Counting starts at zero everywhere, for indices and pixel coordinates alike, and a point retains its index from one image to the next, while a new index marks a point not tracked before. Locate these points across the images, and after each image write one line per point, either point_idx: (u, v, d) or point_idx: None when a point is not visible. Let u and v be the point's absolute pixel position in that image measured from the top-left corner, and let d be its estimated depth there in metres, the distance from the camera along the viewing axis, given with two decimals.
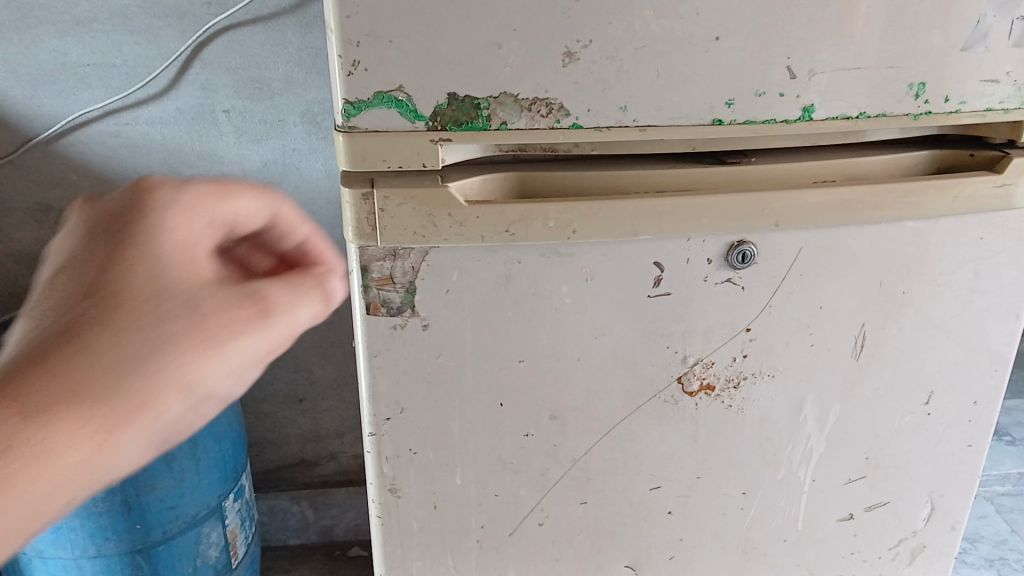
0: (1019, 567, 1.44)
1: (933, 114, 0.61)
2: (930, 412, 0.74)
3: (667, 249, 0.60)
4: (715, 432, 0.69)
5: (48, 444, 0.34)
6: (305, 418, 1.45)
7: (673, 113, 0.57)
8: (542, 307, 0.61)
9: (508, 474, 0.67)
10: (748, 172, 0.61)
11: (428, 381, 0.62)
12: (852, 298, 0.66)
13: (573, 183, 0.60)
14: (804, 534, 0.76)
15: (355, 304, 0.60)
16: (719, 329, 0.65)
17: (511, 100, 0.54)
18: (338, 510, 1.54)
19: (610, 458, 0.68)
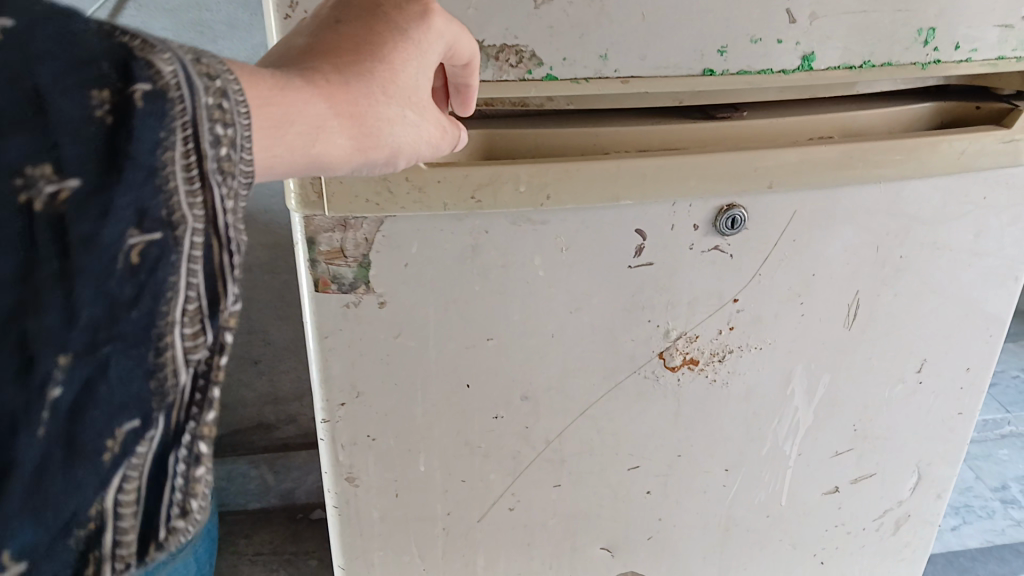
0: (983, 514, 1.40)
1: (942, 62, 0.55)
2: (922, 381, 0.69)
3: (649, 215, 0.55)
4: (698, 407, 0.64)
5: (326, 136, 0.35)
6: (261, 380, 1.39)
7: (659, 63, 0.50)
8: (511, 280, 0.55)
9: (476, 458, 0.62)
10: (734, 126, 0.56)
11: (387, 363, 0.56)
12: (846, 264, 0.61)
13: (545, 142, 0.54)
14: (788, 509, 0.73)
15: (302, 280, 0.54)
16: (705, 300, 0.59)
17: (476, 47, 0.48)
18: (299, 473, 1.48)
19: (587, 436, 0.63)
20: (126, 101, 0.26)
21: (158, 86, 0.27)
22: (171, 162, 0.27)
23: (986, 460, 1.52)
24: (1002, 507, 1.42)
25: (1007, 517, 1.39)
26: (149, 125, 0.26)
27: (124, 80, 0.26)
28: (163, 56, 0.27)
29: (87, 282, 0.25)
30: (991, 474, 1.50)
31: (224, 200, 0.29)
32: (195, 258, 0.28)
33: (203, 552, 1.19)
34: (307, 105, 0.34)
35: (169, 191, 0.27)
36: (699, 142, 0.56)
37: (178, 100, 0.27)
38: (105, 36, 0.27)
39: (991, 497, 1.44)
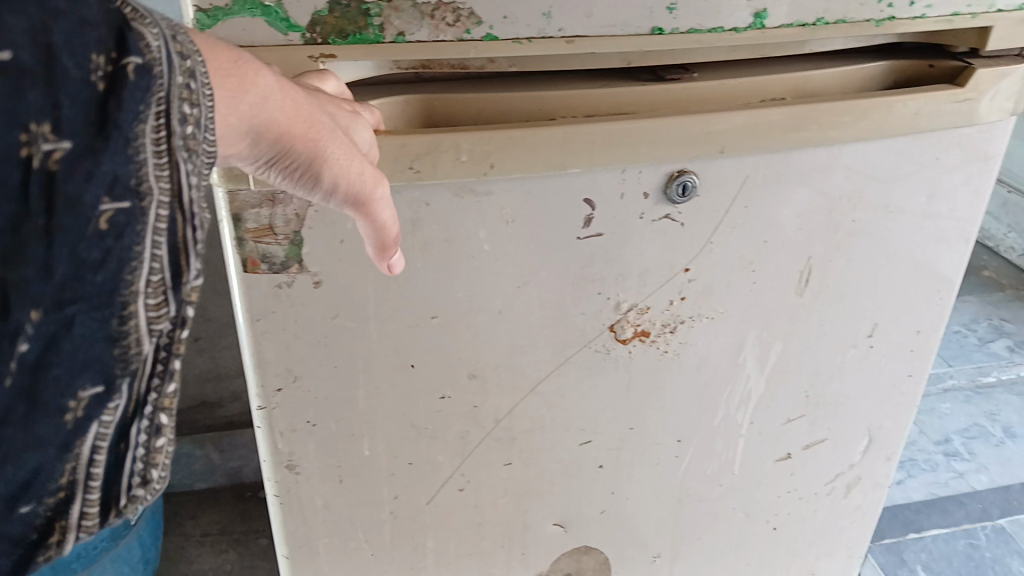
0: (928, 467, 1.43)
1: (896, 19, 0.53)
2: (875, 345, 0.68)
3: (598, 182, 0.52)
4: (650, 379, 0.62)
5: (272, 106, 0.35)
6: (202, 357, 1.36)
7: (605, 21, 0.47)
8: (455, 255, 0.52)
9: (422, 441, 0.60)
10: (686, 87, 0.53)
11: (326, 344, 0.53)
12: (799, 228, 0.59)
13: (487, 108, 0.51)
14: (740, 477, 0.72)
15: (230, 261, 0.50)
16: (657, 271, 0.57)
17: (410, 4, 0.44)
18: (246, 451, 1.44)
19: (536, 411, 0.61)
20: (117, 72, 0.27)
21: (147, 61, 0.28)
22: (143, 135, 0.28)
23: (931, 413, 1.55)
24: (945, 460, 1.44)
25: (950, 470, 1.42)
26: (134, 97, 0.27)
27: (119, 50, 0.27)
28: (150, 27, 0.28)
29: (65, 243, 0.27)
30: (935, 428, 1.52)
31: (190, 176, 0.30)
32: (160, 231, 0.29)
33: (150, 536, 1.12)
34: (258, 68, 0.34)
35: (135, 160, 0.28)
36: (650, 105, 0.53)
37: (160, 76, 0.28)
38: (106, 3, 0.28)
39: (935, 451, 1.47)
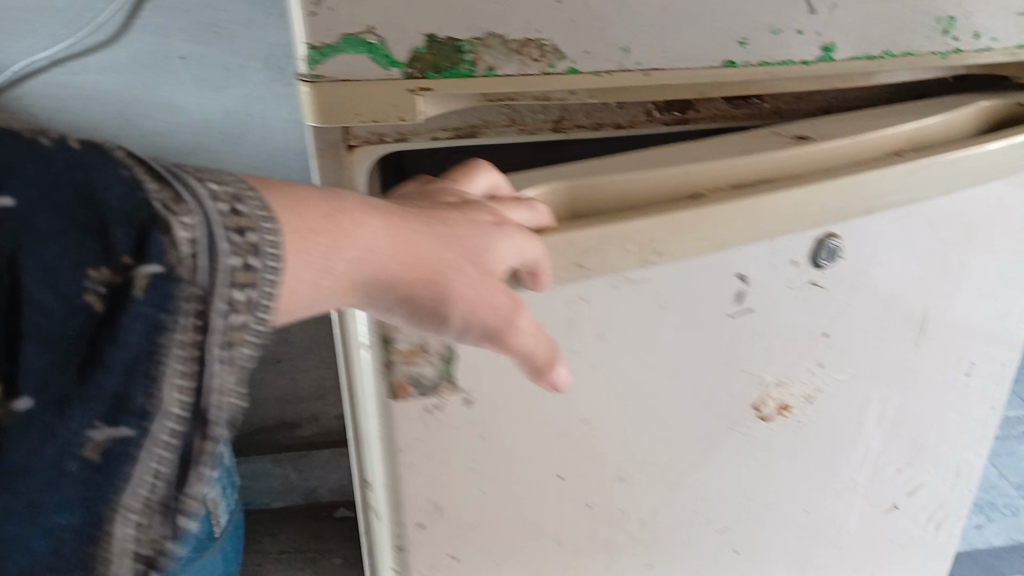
0: None
1: (961, 52, 0.56)
2: (968, 373, 0.74)
3: (749, 259, 0.56)
4: (780, 435, 0.69)
5: (376, 258, 0.38)
6: (283, 379, 1.42)
7: (679, 55, 0.51)
8: (608, 338, 0.56)
9: (580, 510, 0.66)
10: (807, 146, 0.56)
11: (471, 461, 0.59)
12: (914, 281, 0.64)
13: (631, 191, 0.53)
14: (849, 514, 0.79)
15: (378, 389, 0.55)
16: (790, 329, 0.62)
17: (498, 42, 0.48)
18: (322, 471, 1.51)
19: (662, 479, 0.67)
20: (125, 282, 0.31)
21: (169, 266, 0.31)
22: (150, 352, 0.32)
23: None
24: None
25: None
26: (140, 306, 0.31)
27: (135, 256, 0.31)
28: (183, 218, 0.32)
29: (49, 452, 0.32)
30: None
31: (214, 384, 0.34)
32: (156, 457, 0.34)
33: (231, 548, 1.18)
34: (361, 224, 0.38)
35: (145, 386, 0.33)
36: (779, 172, 0.56)
37: (179, 283, 0.32)
38: (129, 192, 0.31)
39: None
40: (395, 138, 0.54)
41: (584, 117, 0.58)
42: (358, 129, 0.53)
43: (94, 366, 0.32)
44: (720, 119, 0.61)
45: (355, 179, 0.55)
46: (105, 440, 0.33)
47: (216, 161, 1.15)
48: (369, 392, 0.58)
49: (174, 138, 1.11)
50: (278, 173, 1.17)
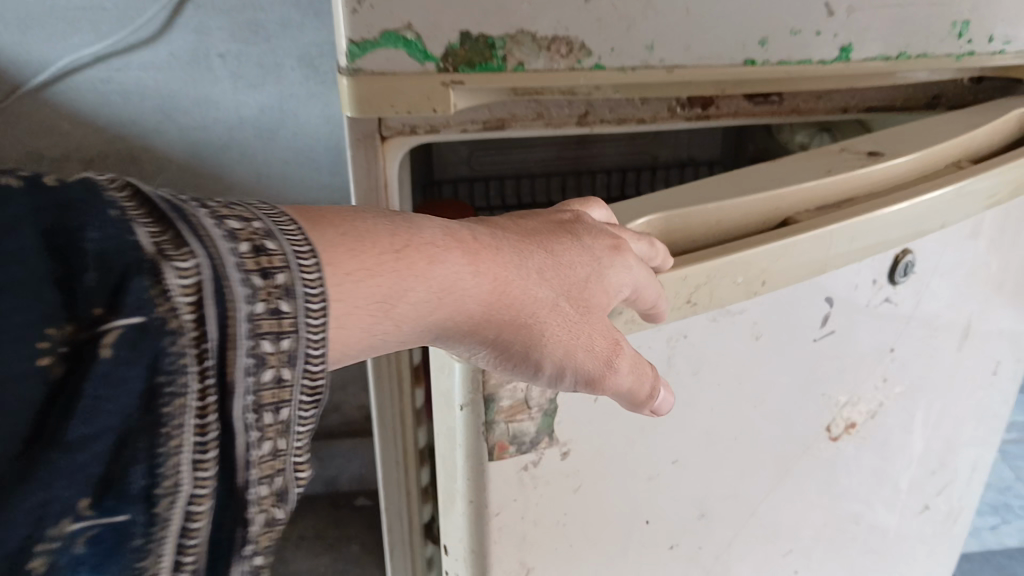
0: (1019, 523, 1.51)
1: (975, 54, 0.59)
2: (995, 373, 0.79)
3: (838, 284, 0.58)
4: (849, 458, 0.71)
5: (465, 302, 0.40)
6: None
7: (702, 54, 0.53)
8: (705, 376, 0.56)
9: (664, 558, 0.64)
10: (879, 168, 0.58)
11: (563, 517, 0.55)
12: (965, 291, 0.68)
13: (723, 221, 0.54)
14: (893, 527, 0.82)
15: (472, 451, 0.50)
16: (868, 350, 0.65)
17: (529, 38, 0.50)
18: (343, 461, 1.56)
19: (741, 513, 0.67)
20: (93, 340, 0.27)
21: (156, 317, 0.28)
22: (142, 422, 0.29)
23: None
24: None
25: None
26: (116, 364, 0.27)
27: (111, 308, 0.27)
28: (182, 264, 0.28)
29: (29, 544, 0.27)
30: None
31: (245, 436, 0.32)
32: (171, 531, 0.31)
33: None
34: (447, 266, 0.39)
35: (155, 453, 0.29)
36: (858, 197, 0.58)
37: (180, 333, 0.28)
38: (107, 240, 0.27)
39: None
40: (426, 130, 0.56)
41: (608, 112, 0.60)
42: (389, 122, 0.56)
43: (62, 451, 0.27)
44: (740, 116, 0.63)
45: (385, 168, 0.58)
46: (89, 527, 0.29)
47: (248, 155, 1.20)
48: (448, 466, 0.53)
49: (210, 132, 1.18)
50: (307, 167, 1.23)
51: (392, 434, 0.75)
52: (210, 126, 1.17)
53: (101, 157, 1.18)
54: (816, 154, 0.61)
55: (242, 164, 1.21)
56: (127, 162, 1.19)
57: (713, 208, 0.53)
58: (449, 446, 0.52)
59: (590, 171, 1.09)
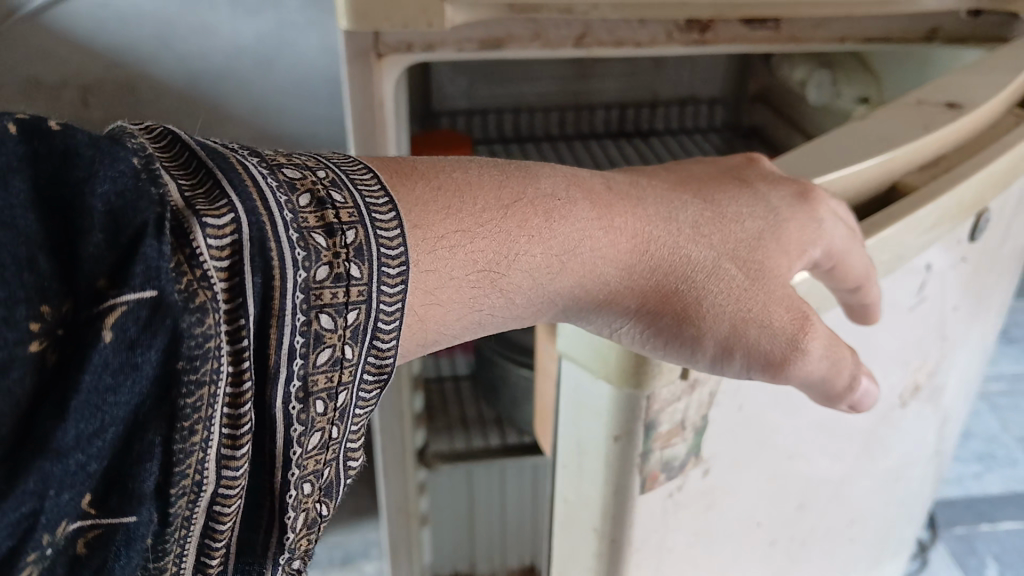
0: (1005, 463, 1.58)
1: None
2: (1003, 315, 0.79)
3: (934, 250, 0.56)
4: (909, 427, 0.71)
5: (595, 263, 0.41)
6: None
7: None
8: None
9: (761, 552, 0.63)
10: (967, 123, 0.55)
11: (687, 527, 0.53)
12: (1005, 243, 0.67)
13: (847, 191, 0.50)
14: (921, 482, 0.83)
15: (631, 488, 0.48)
16: (942, 315, 0.63)
17: None
18: None
19: (828, 498, 0.66)
20: (99, 319, 0.27)
21: (178, 293, 0.28)
22: (155, 404, 0.29)
23: (1017, 413, 1.68)
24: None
25: None
26: (123, 345, 0.27)
27: (117, 285, 0.27)
28: (217, 227, 0.29)
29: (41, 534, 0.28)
30: (1017, 425, 1.66)
31: (285, 407, 0.34)
32: (194, 503, 0.33)
33: None
34: (575, 223, 0.41)
35: (177, 434, 0.30)
36: (947, 155, 0.56)
37: (203, 310, 0.29)
38: (132, 214, 0.27)
39: (1014, 447, 1.62)
40: (423, 48, 0.57)
41: (606, 35, 0.60)
42: (386, 37, 0.56)
43: (54, 455, 0.27)
44: (737, 42, 0.63)
45: (381, 84, 0.58)
46: (92, 527, 0.30)
47: None
48: (581, 497, 0.50)
49: None
50: None
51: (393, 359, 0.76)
52: None
53: None
54: (897, 107, 0.56)
55: None
56: None
57: (844, 182, 0.49)
58: (583, 473, 0.49)
59: (589, 106, 1.09)
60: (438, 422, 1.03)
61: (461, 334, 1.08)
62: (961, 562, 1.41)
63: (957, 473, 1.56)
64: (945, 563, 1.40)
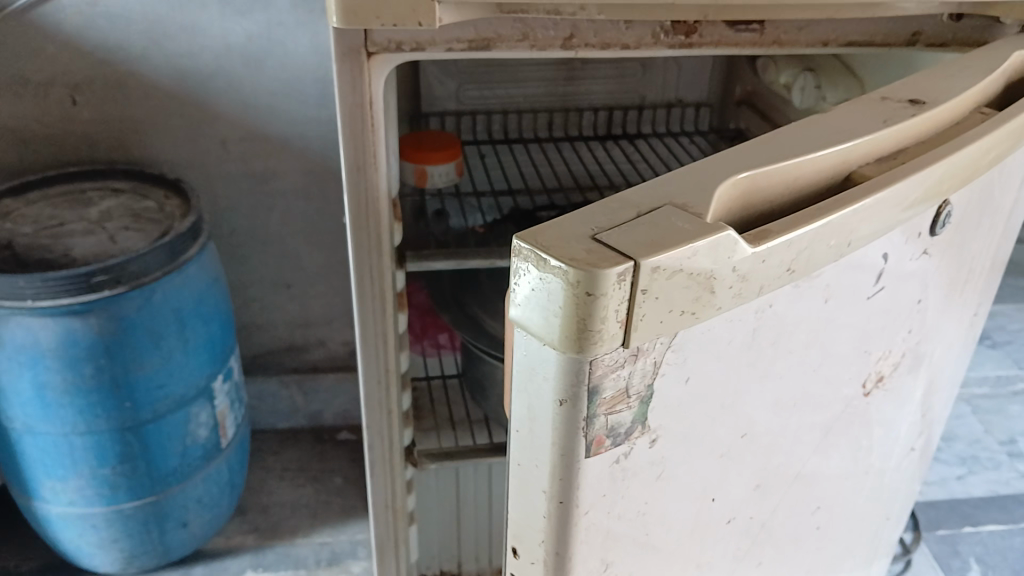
0: (989, 466, 1.60)
1: None
2: (978, 314, 0.79)
3: (897, 238, 0.56)
4: (874, 417, 0.70)
5: None
6: (293, 304, 1.57)
7: None
8: (779, 349, 0.52)
9: (719, 533, 0.61)
10: (927, 119, 0.56)
11: (642, 503, 0.51)
12: (974, 241, 0.67)
13: (800, 176, 0.49)
14: (892, 479, 0.83)
15: (573, 454, 0.45)
16: (904, 306, 0.63)
17: None
18: (327, 395, 1.67)
19: (789, 477, 0.64)
20: None
21: None
22: None
23: (998, 415, 1.72)
24: (1007, 460, 1.62)
25: (1012, 469, 1.60)
26: None
27: None
28: None
29: None
30: (1001, 428, 1.69)
31: None
32: None
33: (237, 463, 1.44)
34: None
35: None
36: (908, 149, 0.56)
37: None
38: None
39: (997, 450, 1.64)
40: (412, 48, 0.58)
41: (593, 36, 0.61)
42: (375, 36, 0.57)
43: None
44: (722, 45, 0.65)
45: (370, 84, 0.59)
46: None
47: (235, 83, 1.33)
48: (530, 462, 0.47)
49: (198, 59, 1.30)
50: (294, 97, 1.35)
51: (375, 352, 0.76)
52: (197, 52, 1.29)
53: (88, 82, 1.30)
54: (856, 105, 0.57)
55: (228, 93, 1.33)
56: (116, 86, 1.31)
57: (795, 166, 0.48)
58: (533, 439, 0.46)
59: (577, 108, 1.10)
60: (426, 421, 1.05)
61: (449, 333, 1.16)
62: (943, 563, 1.41)
63: (941, 476, 1.58)
64: (929, 565, 1.40)
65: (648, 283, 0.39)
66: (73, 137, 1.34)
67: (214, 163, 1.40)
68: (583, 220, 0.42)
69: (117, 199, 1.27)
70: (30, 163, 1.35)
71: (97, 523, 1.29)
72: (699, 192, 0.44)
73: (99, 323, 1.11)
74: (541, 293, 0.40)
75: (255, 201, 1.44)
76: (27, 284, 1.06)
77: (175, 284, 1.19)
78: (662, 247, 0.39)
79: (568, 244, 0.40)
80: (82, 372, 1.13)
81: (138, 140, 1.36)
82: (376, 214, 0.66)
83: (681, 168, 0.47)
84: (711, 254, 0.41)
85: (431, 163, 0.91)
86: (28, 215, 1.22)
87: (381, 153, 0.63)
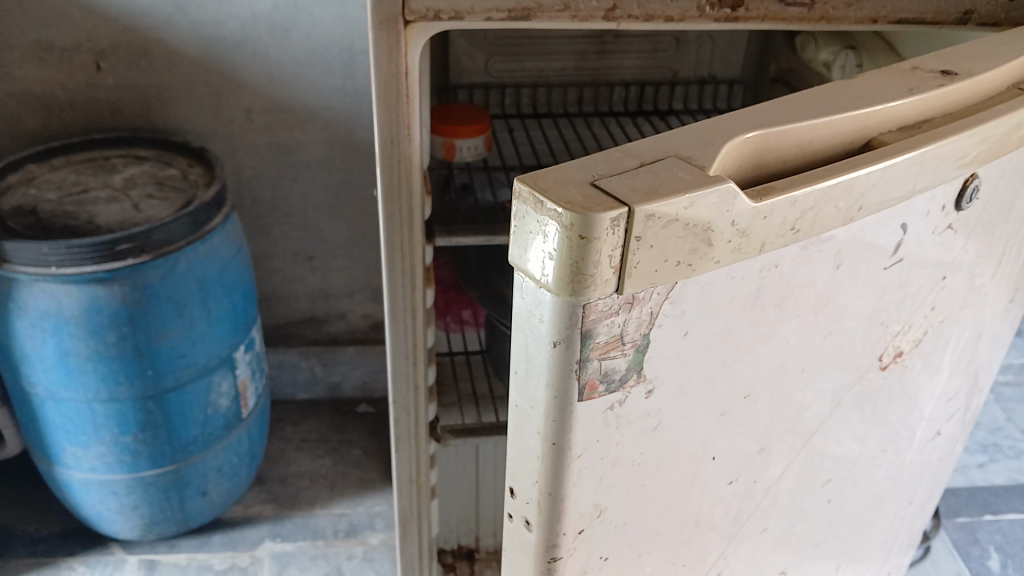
0: (1011, 454, 1.59)
1: None
2: (1013, 300, 0.77)
3: (915, 207, 0.54)
4: (889, 395, 0.69)
5: None
6: (315, 276, 1.56)
7: None
8: (787, 311, 0.51)
9: (722, 498, 0.60)
10: (957, 89, 0.54)
11: (638, 456, 0.50)
12: (1009, 221, 0.65)
13: (817, 138, 0.48)
14: (910, 463, 0.81)
15: (565, 395, 0.44)
16: (926, 280, 0.62)
17: None
18: (345, 367, 1.67)
19: (797, 443, 0.63)
20: None
21: None
22: None
23: (1021, 404, 1.71)
24: None
25: None
26: None
27: None
28: None
29: None
30: None
31: None
32: None
33: (258, 433, 1.44)
34: None
35: None
36: (935, 119, 0.54)
37: None
38: None
39: (1020, 438, 1.63)
40: (450, 17, 0.57)
41: (636, 7, 0.59)
42: (413, 4, 0.56)
43: None
44: (769, 19, 0.63)
45: (406, 56, 0.58)
46: None
47: (261, 52, 1.31)
48: (527, 403, 0.46)
49: (223, 27, 1.29)
50: (320, 68, 1.34)
51: (403, 325, 0.75)
52: (224, 20, 1.28)
53: (112, 48, 1.29)
54: (886, 72, 0.55)
55: (255, 62, 1.32)
56: (139, 54, 1.30)
57: (810, 127, 0.47)
58: (528, 381, 0.45)
59: (608, 83, 1.08)
60: (448, 396, 1.04)
61: (473, 310, 1.16)
62: (962, 550, 1.40)
63: (963, 463, 1.57)
64: (947, 553, 1.39)
65: (642, 230, 0.38)
66: (98, 104, 1.33)
67: (238, 133, 1.39)
68: (584, 167, 0.41)
69: (140, 166, 1.27)
70: (53, 129, 1.35)
71: (118, 490, 1.30)
72: (703, 147, 0.43)
73: (123, 292, 1.11)
74: (539, 237, 0.40)
75: (278, 171, 1.43)
76: (51, 250, 1.06)
77: (200, 253, 1.18)
78: (658, 196, 0.39)
79: (566, 188, 0.39)
80: (103, 339, 1.13)
81: (162, 107, 1.35)
82: (408, 187, 0.65)
83: (699, 124, 0.45)
84: (709, 204, 0.40)
85: (460, 136, 0.90)
86: (53, 180, 1.22)
87: (415, 125, 0.61)
